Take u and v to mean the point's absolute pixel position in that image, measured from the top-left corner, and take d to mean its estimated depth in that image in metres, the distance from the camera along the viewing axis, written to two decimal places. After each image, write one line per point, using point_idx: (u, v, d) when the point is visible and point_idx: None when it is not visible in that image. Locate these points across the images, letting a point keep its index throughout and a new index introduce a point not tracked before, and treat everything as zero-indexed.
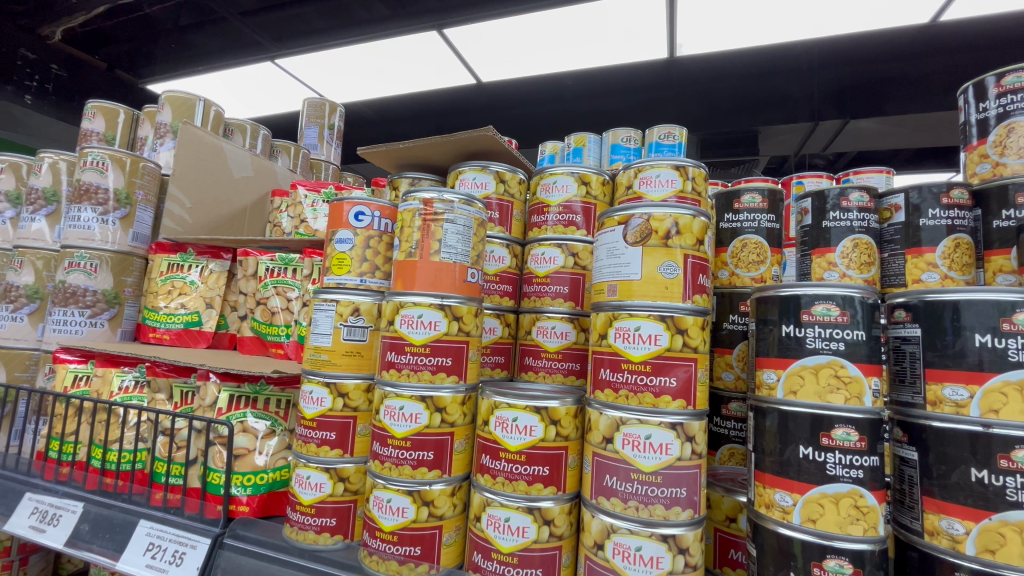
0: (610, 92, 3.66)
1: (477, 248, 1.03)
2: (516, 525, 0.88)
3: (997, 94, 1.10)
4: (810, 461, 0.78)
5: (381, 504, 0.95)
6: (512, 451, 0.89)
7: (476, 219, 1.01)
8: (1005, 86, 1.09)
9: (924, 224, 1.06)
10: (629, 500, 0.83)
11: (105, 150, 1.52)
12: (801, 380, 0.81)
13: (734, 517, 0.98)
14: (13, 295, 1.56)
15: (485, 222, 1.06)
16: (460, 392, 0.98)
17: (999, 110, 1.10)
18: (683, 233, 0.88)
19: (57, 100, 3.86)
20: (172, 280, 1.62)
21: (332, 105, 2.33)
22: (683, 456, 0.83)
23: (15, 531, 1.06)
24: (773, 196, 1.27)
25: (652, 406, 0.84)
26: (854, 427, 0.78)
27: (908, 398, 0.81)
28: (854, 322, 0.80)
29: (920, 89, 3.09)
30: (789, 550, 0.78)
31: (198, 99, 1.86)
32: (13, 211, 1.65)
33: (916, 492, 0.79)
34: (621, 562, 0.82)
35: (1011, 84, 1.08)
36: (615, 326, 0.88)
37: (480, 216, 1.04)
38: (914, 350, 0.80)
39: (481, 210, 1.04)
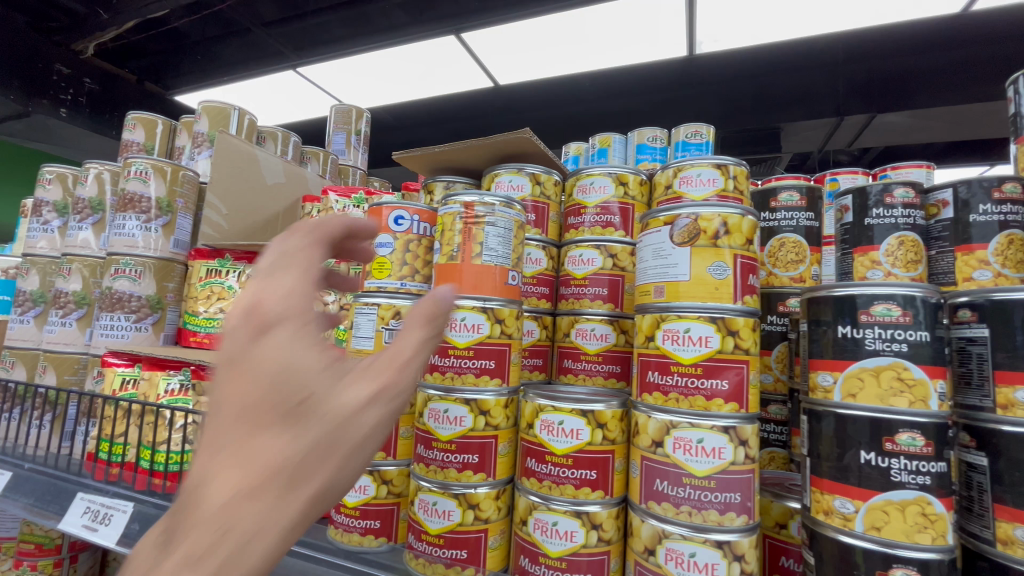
0: (633, 91, 3.62)
1: (517, 251, 1.02)
2: (564, 529, 0.87)
3: None
4: (873, 467, 0.75)
5: (427, 507, 0.94)
6: (558, 454, 0.89)
7: (515, 222, 1.00)
8: None
9: (975, 220, 1.03)
10: (681, 505, 0.81)
11: (147, 160, 1.57)
12: (861, 383, 0.78)
13: (785, 524, 0.96)
14: (63, 301, 1.62)
15: (524, 225, 1.05)
16: (504, 394, 0.98)
17: None
18: (732, 232, 0.86)
19: (91, 113, 4.09)
20: (211, 286, 1.65)
21: (360, 111, 2.36)
22: (736, 461, 0.81)
23: (70, 530, 1.10)
24: (812, 192, 1.25)
25: (703, 409, 0.82)
26: (920, 431, 0.75)
27: (976, 401, 0.78)
28: (916, 322, 0.77)
29: (951, 79, 3.03)
30: (851, 558, 0.76)
31: (233, 107, 1.90)
32: (60, 220, 1.72)
33: (985, 499, 0.75)
34: (674, 569, 0.80)
35: None
36: (662, 328, 0.87)
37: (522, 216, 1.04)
38: (982, 352, 0.77)
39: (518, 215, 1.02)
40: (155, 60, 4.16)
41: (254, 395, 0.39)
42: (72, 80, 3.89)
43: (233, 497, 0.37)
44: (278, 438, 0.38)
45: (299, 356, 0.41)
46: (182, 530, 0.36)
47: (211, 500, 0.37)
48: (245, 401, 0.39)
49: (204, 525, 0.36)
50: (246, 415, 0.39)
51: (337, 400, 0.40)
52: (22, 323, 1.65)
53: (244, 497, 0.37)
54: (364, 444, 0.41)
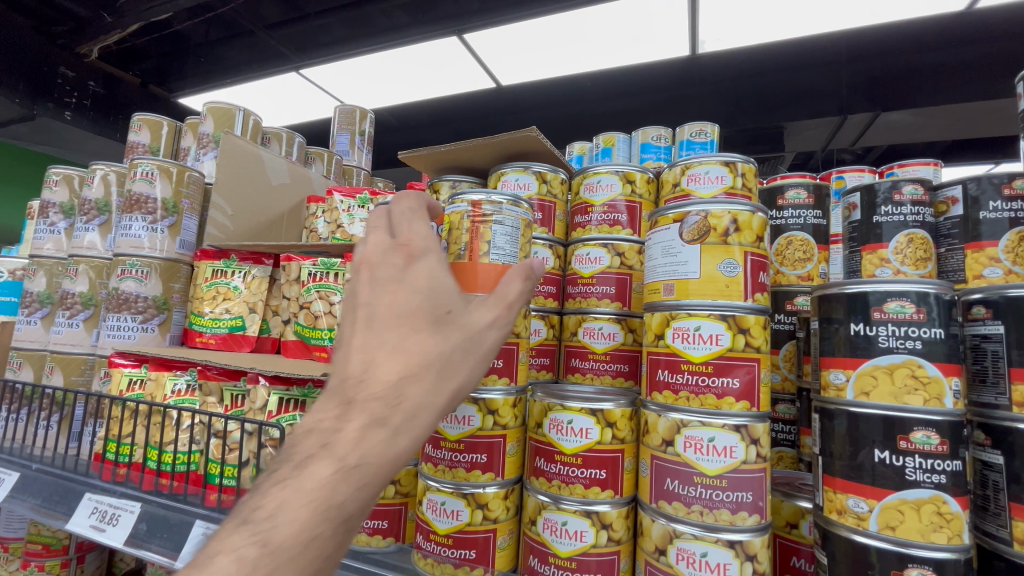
0: (636, 91, 3.62)
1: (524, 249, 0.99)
2: (574, 529, 0.86)
3: None
4: (887, 465, 0.74)
5: (435, 507, 0.94)
6: (568, 454, 0.88)
7: (523, 220, 0.97)
8: None
9: (985, 217, 1.02)
10: (693, 505, 0.80)
11: (153, 161, 1.57)
12: (874, 381, 0.77)
13: (795, 523, 0.95)
14: (69, 302, 1.63)
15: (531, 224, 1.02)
16: (512, 393, 0.97)
17: None
18: (742, 230, 0.86)
19: (96, 115, 4.08)
20: (216, 286, 1.65)
21: (363, 111, 2.35)
22: (748, 460, 0.81)
23: (77, 530, 1.09)
24: (819, 190, 1.24)
25: (714, 408, 0.82)
26: (935, 429, 0.74)
27: (991, 399, 0.77)
28: (930, 319, 0.76)
29: (956, 78, 3.00)
30: (865, 559, 0.75)
31: (238, 109, 1.90)
32: (66, 222, 1.72)
33: (1001, 498, 0.74)
34: (686, 569, 0.79)
35: None
36: (672, 326, 0.86)
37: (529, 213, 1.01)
38: (997, 349, 0.76)
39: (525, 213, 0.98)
40: (158, 63, 4.17)
41: (411, 305, 0.54)
42: (77, 83, 3.90)
43: (401, 377, 0.50)
44: (434, 337, 0.53)
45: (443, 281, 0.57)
46: (360, 405, 0.47)
47: (384, 376, 0.49)
48: (408, 307, 0.53)
49: (382, 394, 0.48)
50: (409, 317, 0.53)
51: (471, 318, 0.56)
52: (28, 325, 1.66)
53: (411, 377, 0.50)
54: (486, 355, 0.57)
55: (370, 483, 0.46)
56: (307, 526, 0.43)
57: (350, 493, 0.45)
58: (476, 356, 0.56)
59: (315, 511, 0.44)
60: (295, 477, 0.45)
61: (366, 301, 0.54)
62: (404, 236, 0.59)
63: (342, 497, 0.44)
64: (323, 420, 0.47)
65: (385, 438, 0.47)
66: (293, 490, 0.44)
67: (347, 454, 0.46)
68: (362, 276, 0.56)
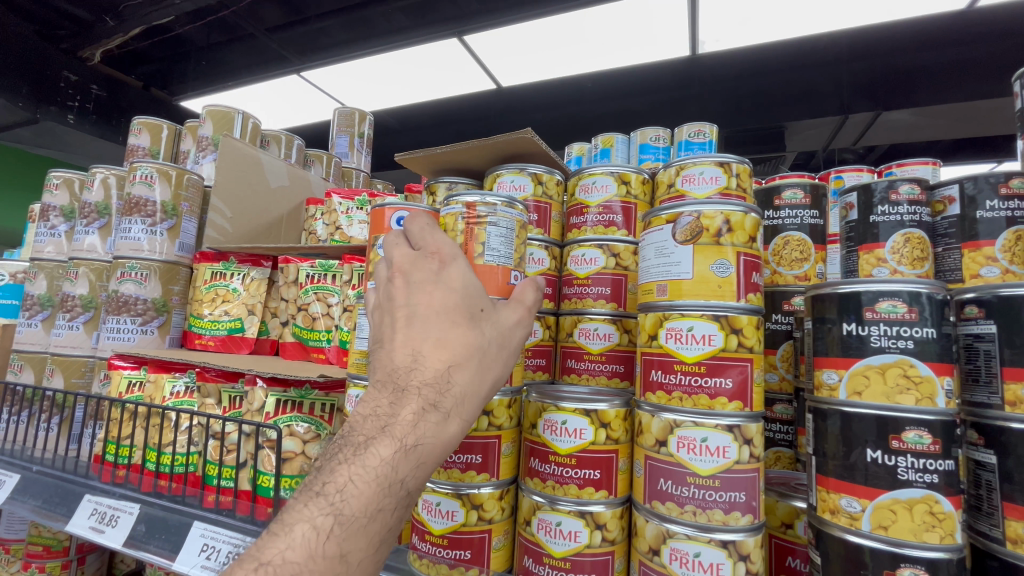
0: (636, 92, 3.62)
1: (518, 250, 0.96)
2: (568, 529, 0.87)
3: None
4: (879, 465, 0.75)
5: (430, 508, 0.93)
6: (562, 454, 0.89)
7: (517, 221, 0.95)
8: None
9: (982, 216, 1.02)
10: (686, 505, 0.80)
11: (153, 164, 1.58)
12: (866, 380, 0.77)
13: (790, 523, 0.95)
14: (69, 305, 1.63)
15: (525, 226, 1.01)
16: (506, 394, 0.96)
17: None
18: (735, 230, 0.86)
19: (98, 118, 4.14)
20: (216, 288, 1.66)
21: (362, 113, 2.36)
22: (740, 460, 0.81)
23: (77, 531, 1.10)
24: (816, 190, 1.24)
25: (707, 408, 0.82)
26: (927, 429, 0.74)
27: (984, 398, 0.77)
28: (922, 319, 0.76)
29: (956, 78, 3.00)
30: (858, 558, 0.75)
31: (236, 112, 1.91)
32: (67, 225, 1.73)
33: (994, 498, 0.74)
34: (679, 569, 0.79)
35: None
36: (665, 327, 0.86)
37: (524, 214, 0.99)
38: (989, 349, 0.76)
39: (517, 215, 0.96)
40: (160, 66, 4.19)
41: (449, 304, 0.65)
42: (79, 87, 3.95)
43: (447, 366, 0.61)
44: (470, 332, 0.64)
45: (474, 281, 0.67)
46: (416, 393, 0.59)
47: (433, 367, 0.61)
48: (447, 308, 0.64)
49: (432, 380, 0.60)
50: (448, 315, 0.64)
51: (498, 316, 0.68)
52: (30, 327, 1.67)
53: (455, 367, 0.62)
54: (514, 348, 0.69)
55: (425, 460, 0.59)
56: (377, 493, 0.55)
57: (409, 468, 0.57)
58: (504, 349, 0.67)
59: (380, 485, 0.56)
60: (364, 455, 0.57)
61: (410, 304, 0.65)
62: (434, 247, 0.69)
63: (403, 472, 0.57)
64: (381, 409, 0.60)
65: (437, 421, 0.59)
66: (361, 468, 0.56)
67: (405, 435, 0.58)
68: (403, 283, 0.67)
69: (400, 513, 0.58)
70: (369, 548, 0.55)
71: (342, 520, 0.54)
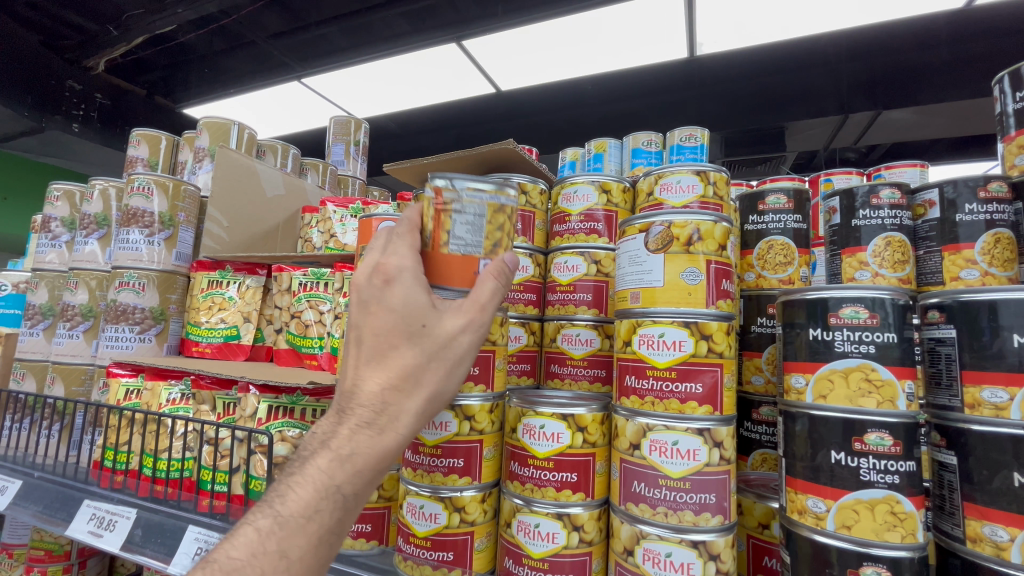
0: (636, 94, 3.66)
1: (500, 239, 0.78)
2: (546, 531, 0.89)
3: None
4: (843, 466, 0.77)
5: (414, 510, 0.96)
6: (540, 458, 0.91)
7: (491, 205, 0.76)
8: None
9: (961, 219, 1.04)
10: (657, 506, 0.83)
11: (150, 176, 1.62)
12: (831, 384, 0.80)
13: (767, 524, 0.97)
14: (70, 314, 1.68)
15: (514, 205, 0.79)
16: (488, 399, 1.00)
17: None
18: (705, 239, 0.89)
19: (102, 127, 4.21)
20: (212, 296, 1.68)
21: (358, 122, 2.40)
22: (711, 462, 0.83)
23: (77, 535, 1.13)
24: (799, 195, 1.26)
25: (678, 412, 0.84)
26: (889, 431, 0.76)
27: (946, 401, 0.79)
28: (884, 324, 0.79)
29: (954, 76, 3.00)
30: (824, 557, 0.77)
31: (232, 123, 1.94)
32: (68, 235, 1.77)
33: (956, 498, 0.76)
34: (652, 568, 0.82)
35: None
36: (638, 333, 0.89)
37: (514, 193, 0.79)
38: (950, 352, 0.78)
39: (494, 200, 0.77)
40: (162, 75, 4.25)
41: (390, 325, 0.67)
42: (83, 96, 4.01)
43: (385, 387, 0.65)
44: (409, 351, 0.67)
45: (416, 300, 0.68)
46: (353, 413, 0.63)
47: (371, 389, 0.65)
48: (387, 329, 0.67)
49: (370, 402, 0.64)
50: (388, 336, 0.67)
51: (442, 329, 0.68)
52: (31, 336, 1.71)
53: (391, 389, 0.65)
54: (461, 358, 0.70)
55: (361, 469, 0.62)
56: (314, 498, 0.59)
57: (345, 476, 0.61)
58: (449, 361, 0.68)
59: (317, 492, 0.60)
60: (305, 466, 0.61)
61: (356, 326, 0.69)
62: (382, 261, 0.70)
63: (339, 480, 0.61)
64: (325, 426, 0.65)
65: (372, 436, 0.63)
66: (301, 477, 0.60)
67: (342, 449, 0.62)
68: (353, 303, 0.70)
69: (340, 522, 0.60)
70: (310, 552, 0.58)
71: (281, 522, 0.59)
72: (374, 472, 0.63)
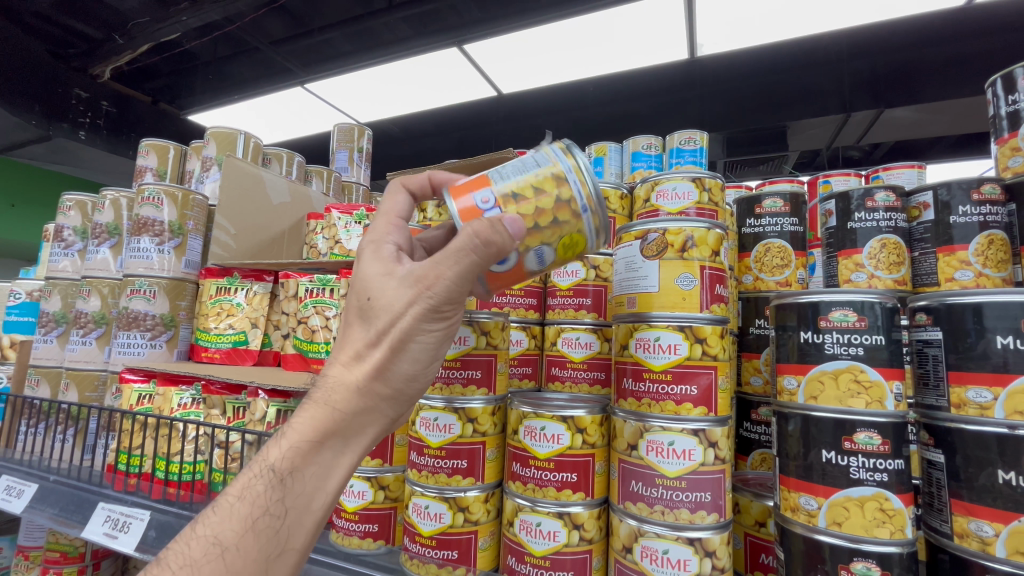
0: (639, 95, 3.70)
1: (525, 201, 0.75)
2: (548, 529, 0.92)
3: None
4: (833, 465, 0.79)
5: (420, 511, 0.99)
6: (541, 458, 0.94)
7: (548, 169, 0.77)
8: None
9: (955, 221, 1.06)
10: (655, 505, 0.86)
11: (160, 186, 1.66)
12: (822, 385, 0.82)
13: (764, 522, 0.99)
14: (83, 321, 1.71)
15: (563, 183, 0.77)
16: (490, 402, 1.03)
17: None
18: (699, 245, 0.92)
19: (109, 134, 4.28)
20: (221, 303, 1.72)
21: (361, 129, 2.44)
22: (706, 462, 0.86)
23: (92, 537, 1.17)
24: (796, 198, 1.29)
25: (674, 413, 0.87)
26: (877, 430, 0.78)
27: (933, 400, 0.81)
28: (873, 327, 0.81)
29: (957, 73, 2.99)
30: (818, 554, 0.80)
31: (239, 132, 1.99)
32: (81, 244, 1.82)
33: (943, 495, 0.78)
34: (649, 565, 0.84)
35: None
36: (635, 337, 0.92)
37: (581, 183, 0.77)
38: (937, 354, 0.81)
39: (554, 170, 0.77)
40: (168, 82, 4.32)
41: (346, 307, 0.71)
42: (90, 104, 4.08)
43: (332, 365, 0.68)
44: (359, 327, 0.69)
45: (369, 278, 0.71)
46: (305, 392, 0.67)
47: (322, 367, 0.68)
48: (343, 311, 0.71)
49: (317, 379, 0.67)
50: (343, 318, 0.71)
51: (388, 302, 0.68)
52: (45, 343, 1.75)
53: (334, 367, 0.67)
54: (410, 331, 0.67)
55: (296, 447, 0.63)
56: (252, 475, 0.62)
57: (281, 453, 0.62)
58: (395, 334, 0.67)
59: (259, 471, 0.62)
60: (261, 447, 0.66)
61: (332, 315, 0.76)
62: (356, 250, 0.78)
63: (275, 457, 0.62)
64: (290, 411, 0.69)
65: (311, 412, 0.64)
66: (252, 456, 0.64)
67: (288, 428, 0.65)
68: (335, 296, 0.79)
69: (273, 504, 0.60)
70: (242, 537, 0.58)
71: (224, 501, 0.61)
72: (310, 452, 0.63)
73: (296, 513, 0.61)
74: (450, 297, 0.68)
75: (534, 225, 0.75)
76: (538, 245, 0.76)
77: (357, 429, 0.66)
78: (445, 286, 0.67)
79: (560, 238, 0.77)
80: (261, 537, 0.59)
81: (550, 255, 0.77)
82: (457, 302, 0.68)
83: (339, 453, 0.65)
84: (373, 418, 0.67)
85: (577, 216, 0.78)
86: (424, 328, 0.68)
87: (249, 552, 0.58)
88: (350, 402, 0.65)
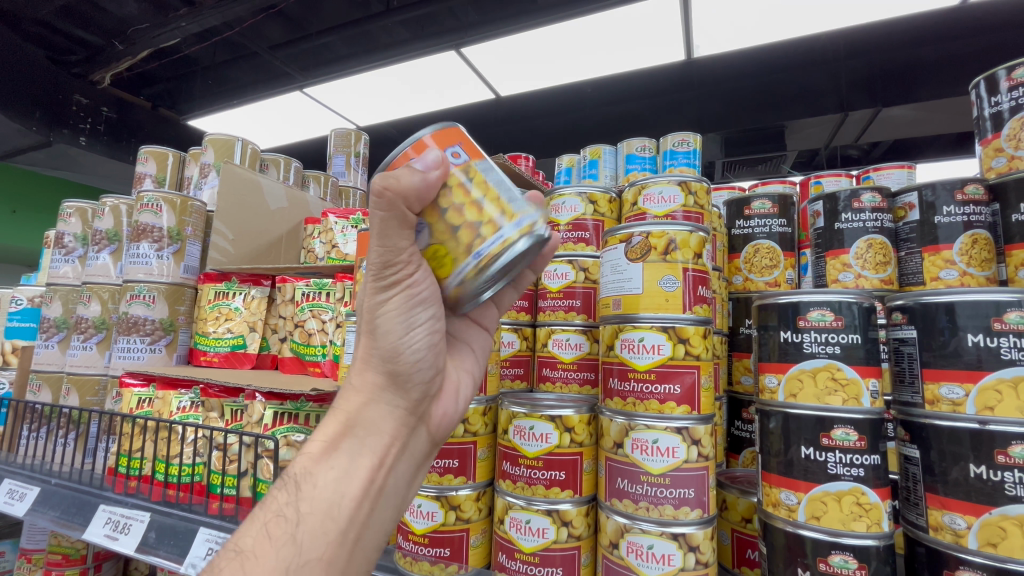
0: (636, 96, 3.74)
1: (455, 190, 0.70)
2: (537, 526, 0.94)
3: (1008, 88, 1.08)
4: (811, 460, 0.82)
5: (412, 509, 1.01)
6: (530, 457, 0.97)
7: (499, 213, 0.70)
8: (1016, 79, 1.06)
9: (940, 221, 1.08)
10: (640, 501, 0.88)
11: (159, 193, 1.69)
12: (800, 383, 0.85)
13: (750, 518, 1.01)
14: (84, 327, 1.74)
15: (484, 224, 0.69)
16: (481, 403, 1.06)
17: (1012, 103, 1.07)
18: (682, 248, 0.94)
19: (109, 140, 4.31)
20: (219, 307, 1.74)
21: (358, 134, 2.46)
22: (689, 459, 0.88)
23: (93, 539, 1.18)
24: (784, 200, 1.30)
25: (658, 412, 0.90)
26: (854, 427, 0.81)
27: (909, 397, 0.84)
28: (849, 326, 0.83)
29: (953, 73, 3.01)
30: (798, 547, 0.82)
31: (236, 138, 2.01)
32: (82, 250, 1.84)
33: (919, 489, 0.81)
34: (635, 560, 0.87)
35: (1022, 77, 1.06)
36: (621, 338, 0.94)
37: (502, 245, 0.68)
38: (912, 352, 0.83)
39: (503, 215, 0.69)
40: (168, 87, 4.37)
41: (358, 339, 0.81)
42: (90, 110, 4.12)
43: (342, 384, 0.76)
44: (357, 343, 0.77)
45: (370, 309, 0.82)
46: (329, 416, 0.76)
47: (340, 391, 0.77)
48: None
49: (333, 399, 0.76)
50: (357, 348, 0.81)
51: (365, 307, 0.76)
52: (47, 348, 1.78)
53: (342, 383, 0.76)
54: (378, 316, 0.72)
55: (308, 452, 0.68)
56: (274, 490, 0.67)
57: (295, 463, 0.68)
58: (369, 326, 0.73)
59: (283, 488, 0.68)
60: None
61: None
62: None
63: (291, 469, 0.68)
64: None
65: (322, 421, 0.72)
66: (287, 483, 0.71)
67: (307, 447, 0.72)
68: None
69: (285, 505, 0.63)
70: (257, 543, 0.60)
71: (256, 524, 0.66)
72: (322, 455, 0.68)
73: (310, 516, 0.63)
74: (387, 261, 0.70)
75: (441, 205, 0.70)
76: (424, 222, 0.71)
77: (362, 422, 0.70)
78: (376, 253, 0.69)
79: (437, 242, 0.71)
80: (277, 541, 0.61)
81: (421, 240, 0.72)
82: (393, 261, 0.70)
83: (351, 451, 0.68)
84: (378, 408, 0.72)
85: (462, 247, 0.70)
86: (382, 304, 0.72)
87: (266, 559, 0.59)
88: (352, 397, 0.72)
